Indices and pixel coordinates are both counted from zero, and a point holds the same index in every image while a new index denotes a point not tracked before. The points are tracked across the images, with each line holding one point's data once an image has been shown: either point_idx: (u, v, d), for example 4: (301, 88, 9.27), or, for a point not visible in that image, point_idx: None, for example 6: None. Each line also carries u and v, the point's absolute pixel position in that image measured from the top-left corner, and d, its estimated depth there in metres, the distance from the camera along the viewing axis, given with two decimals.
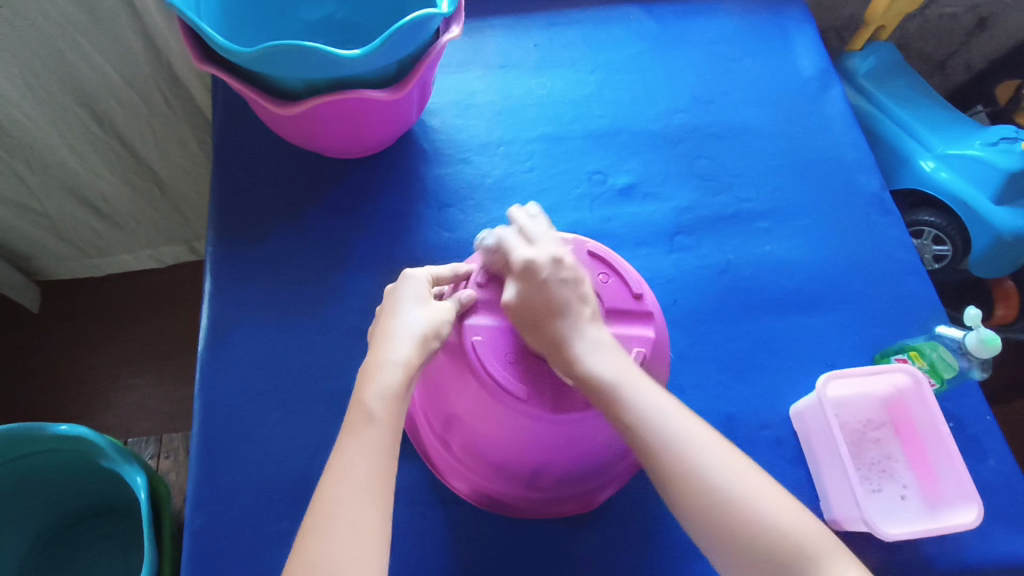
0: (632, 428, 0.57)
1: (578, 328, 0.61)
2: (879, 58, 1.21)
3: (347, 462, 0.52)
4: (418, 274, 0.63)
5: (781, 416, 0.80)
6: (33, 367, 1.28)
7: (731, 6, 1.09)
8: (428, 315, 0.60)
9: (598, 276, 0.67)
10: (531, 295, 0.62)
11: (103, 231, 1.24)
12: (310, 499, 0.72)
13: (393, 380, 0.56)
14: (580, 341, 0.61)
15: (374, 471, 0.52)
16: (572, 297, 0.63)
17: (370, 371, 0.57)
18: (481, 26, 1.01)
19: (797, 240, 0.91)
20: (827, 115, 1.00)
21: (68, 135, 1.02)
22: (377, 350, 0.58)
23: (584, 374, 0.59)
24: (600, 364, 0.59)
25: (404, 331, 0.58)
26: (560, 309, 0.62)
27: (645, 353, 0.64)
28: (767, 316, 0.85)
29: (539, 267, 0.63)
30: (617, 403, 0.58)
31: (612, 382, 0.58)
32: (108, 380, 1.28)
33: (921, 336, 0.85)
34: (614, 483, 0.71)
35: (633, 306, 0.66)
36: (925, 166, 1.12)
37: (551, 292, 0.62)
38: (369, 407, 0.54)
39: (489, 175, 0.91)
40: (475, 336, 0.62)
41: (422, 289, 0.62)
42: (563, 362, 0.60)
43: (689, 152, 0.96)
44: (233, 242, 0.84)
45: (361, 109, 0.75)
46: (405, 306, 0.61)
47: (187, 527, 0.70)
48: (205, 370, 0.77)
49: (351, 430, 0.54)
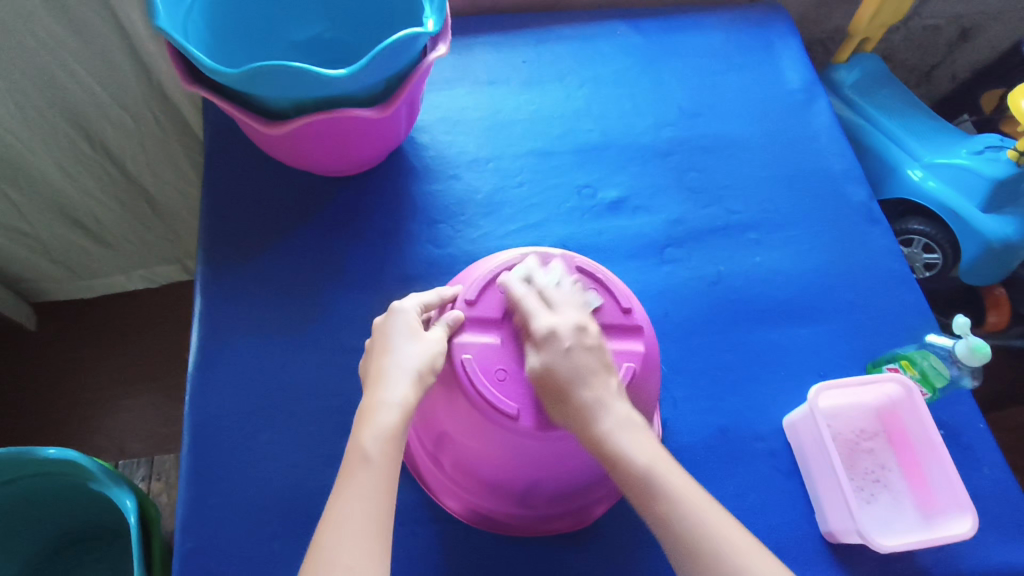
0: (658, 502, 0.56)
1: (609, 400, 0.59)
2: (865, 69, 1.22)
3: (345, 509, 0.51)
4: (406, 307, 0.62)
5: (775, 427, 0.79)
6: (26, 391, 1.27)
7: (716, 21, 1.10)
8: (422, 349, 0.59)
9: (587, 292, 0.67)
10: (559, 372, 0.60)
11: (95, 252, 1.23)
12: (300, 520, 0.71)
13: (390, 421, 0.55)
14: (606, 413, 0.58)
15: (372, 515, 0.51)
16: (595, 365, 0.60)
17: (366, 414, 0.56)
18: (469, 43, 1.02)
19: (787, 251, 0.91)
20: (813, 127, 1.02)
21: (60, 154, 1.02)
22: (373, 392, 0.57)
23: (612, 441, 0.57)
24: (631, 439, 0.58)
25: (398, 369, 0.58)
26: (582, 378, 0.59)
27: (635, 368, 0.63)
28: (759, 327, 0.85)
29: (562, 341, 0.61)
30: (646, 476, 0.57)
31: (646, 467, 0.57)
32: (100, 402, 1.27)
33: (912, 345, 0.85)
34: (609, 498, 0.71)
35: (622, 321, 0.65)
36: (913, 175, 1.14)
37: (579, 360, 0.60)
38: (366, 450, 0.54)
39: (479, 190, 0.91)
40: (464, 355, 0.62)
41: (412, 322, 0.61)
42: (581, 425, 0.58)
43: (677, 165, 0.96)
44: (223, 261, 0.83)
45: (349, 128, 0.75)
46: (397, 341, 0.60)
47: (177, 551, 0.69)
48: (194, 392, 0.76)
49: (347, 474, 0.53)
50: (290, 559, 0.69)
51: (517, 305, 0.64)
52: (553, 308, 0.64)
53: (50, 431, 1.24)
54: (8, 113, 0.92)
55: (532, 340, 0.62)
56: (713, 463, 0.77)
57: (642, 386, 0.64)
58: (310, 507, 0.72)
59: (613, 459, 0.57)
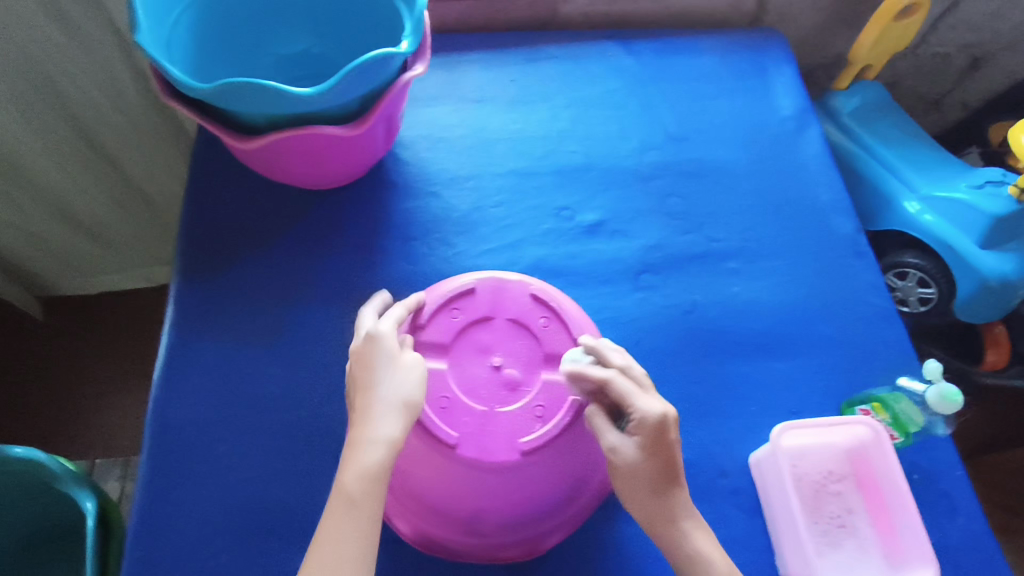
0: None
1: (674, 501, 0.60)
2: (865, 97, 1.20)
3: (329, 547, 0.52)
4: (385, 332, 0.61)
5: (741, 463, 0.78)
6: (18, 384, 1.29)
7: (711, 45, 1.09)
8: (407, 379, 0.59)
9: (539, 322, 0.68)
10: (631, 481, 0.59)
11: (97, 253, 1.24)
12: (250, 534, 0.71)
13: (376, 459, 0.55)
14: (668, 509, 0.59)
15: (358, 557, 0.52)
16: (656, 472, 0.59)
17: (353, 449, 0.56)
18: (457, 60, 1.02)
19: (766, 282, 0.90)
20: (803, 156, 1.00)
21: (63, 159, 1.03)
22: (360, 426, 0.57)
23: (677, 534, 0.59)
24: (695, 531, 0.60)
25: (384, 404, 0.57)
26: (650, 484, 0.59)
27: (580, 402, 0.64)
28: (731, 359, 0.84)
29: (629, 456, 0.59)
30: (697, 565, 0.59)
31: (704, 564, 0.59)
32: (91, 399, 1.29)
33: (884, 388, 0.83)
34: (563, 528, 0.67)
35: (572, 353, 0.67)
36: (909, 208, 1.11)
37: (644, 473, 0.59)
38: (351, 488, 0.54)
39: (457, 209, 0.91)
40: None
41: (394, 350, 0.60)
42: (649, 519, 0.60)
43: (660, 190, 0.95)
44: (196, 269, 0.84)
45: (323, 144, 0.75)
46: (380, 370, 0.59)
47: (126, 559, 0.69)
48: (156, 399, 0.76)
49: (331, 512, 0.54)
50: (237, 572, 0.69)
51: (611, 383, 0.61)
52: (648, 394, 0.61)
53: (38, 426, 1.26)
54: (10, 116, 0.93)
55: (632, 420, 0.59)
56: None
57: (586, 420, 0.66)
58: (262, 520, 0.71)
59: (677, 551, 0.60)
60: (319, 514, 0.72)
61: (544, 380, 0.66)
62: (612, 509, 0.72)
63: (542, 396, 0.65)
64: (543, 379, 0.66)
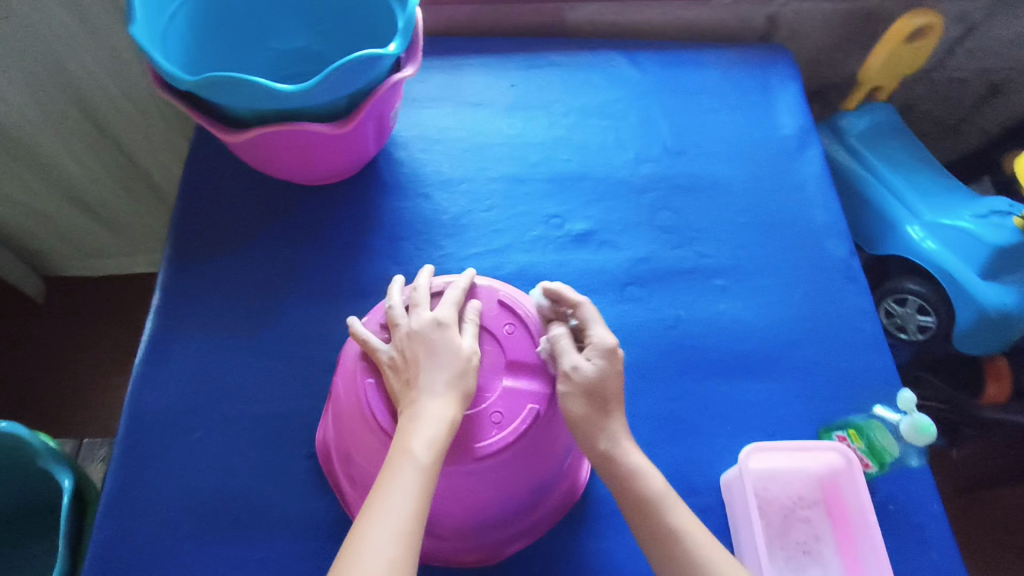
0: (642, 511, 0.60)
1: (610, 423, 0.62)
2: (874, 119, 1.16)
3: (386, 506, 0.52)
4: (448, 318, 0.62)
5: (712, 483, 0.77)
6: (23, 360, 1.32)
7: (717, 59, 1.09)
8: (468, 364, 0.60)
9: (504, 326, 0.65)
10: (585, 400, 0.61)
11: (104, 235, 1.26)
12: (216, 520, 0.72)
13: (438, 433, 0.56)
14: (603, 428, 0.61)
15: (412, 518, 0.52)
16: (608, 393, 0.62)
17: (413, 420, 0.57)
18: (459, 63, 1.03)
19: (752, 301, 0.89)
20: (801, 175, 0.99)
21: (72, 142, 1.06)
22: (421, 399, 0.58)
23: (608, 456, 0.61)
24: (625, 451, 0.62)
25: (448, 383, 0.58)
26: (598, 403, 0.61)
27: (538, 411, 0.61)
28: (711, 377, 0.83)
29: (591, 374, 0.61)
30: (630, 484, 0.61)
31: (638, 479, 0.61)
32: (97, 379, 1.32)
33: (860, 415, 0.81)
34: (525, 536, 0.69)
35: (536, 360, 0.64)
36: (912, 234, 1.06)
37: (600, 391, 0.61)
38: (414, 453, 0.55)
39: (447, 211, 0.91)
40: (368, 378, 0.62)
41: (457, 335, 0.61)
42: (585, 441, 0.62)
43: (652, 203, 0.95)
44: (187, 258, 0.86)
45: (309, 141, 0.76)
46: (444, 351, 0.60)
47: (95, 537, 0.70)
48: (137, 383, 0.78)
49: (387, 480, 0.54)
50: (201, 557, 0.70)
51: (579, 310, 0.65)
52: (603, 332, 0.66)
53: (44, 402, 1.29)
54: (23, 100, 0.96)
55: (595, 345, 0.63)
56: None
57: (546, 430, 0.62)
58: (229, 507, 0.73)
59: (609, 472, 0.62)
60: (287, 505, 0.73)
61: (503, 387, 0.62)
62: (576, 521, 0.71)
63: (500, 403, 0.62)
64: (503, 386, 0.63)
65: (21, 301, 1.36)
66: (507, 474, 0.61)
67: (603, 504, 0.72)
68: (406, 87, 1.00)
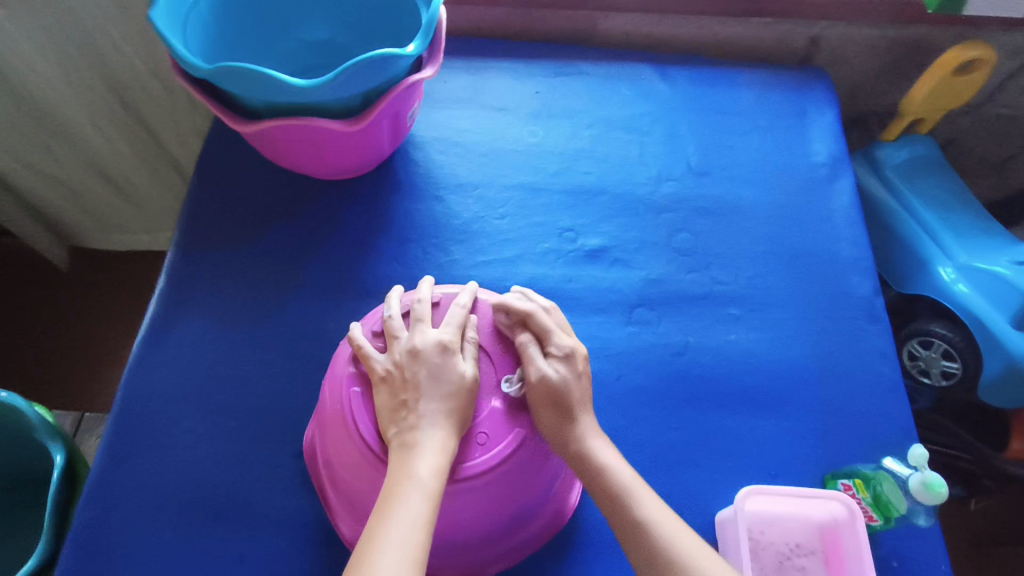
0: (614, 507, 0.58)
1: (579, 425, 0.60)
2: (913, 152, 1.10)
3: (388, 530, 0.50)
4: (448, 337, 0.60)
5: (706, 521, 0.74)
6: (37, 331, 1.32)
7: (751, 79, 1.05)
8: (468, 389, 0.58)
9: (497, 345, 0.63)
10: (551, 409, 0.59)
11: (125, 209, 1.26)
12: (198, 512, 0.71)
13: (438, 461, 0.54)
14: (573, 428, 0.60)
15: (419, 545, 0.50)
16: (575, 397, 0.60)
17: (413, 446, 0.55)
18: (485, 66, 1.01)
19: (767, 334, 0.85)
20: (830, 206, 0.95)
21: (99, 119, 1.05)
22: (422, 422, 0.56)
23: (578, 453, 0.60)
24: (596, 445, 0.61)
25: (447, 408, 0.57)
26: (565, 410, 0.60)
27: (525, 435, 0.59)
28: (716, 410, 0.80)
29: (557, 381, 0.60)
30: (601, 478, 0.59)
31: (610, 475, 0.59)
32: (106, 356, 1.31)
33: (870, 465, 0.77)
34: (506, 559, 0.65)
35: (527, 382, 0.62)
36: (943, 275, 1.00)
37: (566, 397, 0.60)
38: (416, 479, 0.53)
39: (459, 216, 0.90)
40: (354, 387, 0.61)
41: (457, 357, 0.59)
42: (556, 444, 0.60)
43: (670, 223, 0.92)
44: (195, 244, 0.85)
45: (323, 136, 0.75)
46: (445, 373, 0.58)
47: (76, 518, 0.70)
48: (134, 366, 0.78)
49: (393, 500, 0.51)
50: (180, 548, 0.69)
51: (529, 316, 0.63)
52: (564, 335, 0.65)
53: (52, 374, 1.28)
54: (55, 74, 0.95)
55: (552, 350, 0.62)
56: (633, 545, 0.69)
57: (533, 455, 0.60)
58: (212, 500, 0.72)
59: (581, 469, 0.60)
60: (270, 503, 0.72)
61: (492, 408, 0.60)
62: (561, 549, 0.69)
63: (487, 424, 0.60)
64: (492, 407, 0.61)
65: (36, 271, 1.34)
66: (487, 498, 0.59)
67: (592, 531, 0.70)
68: (428, 87, 0.99)
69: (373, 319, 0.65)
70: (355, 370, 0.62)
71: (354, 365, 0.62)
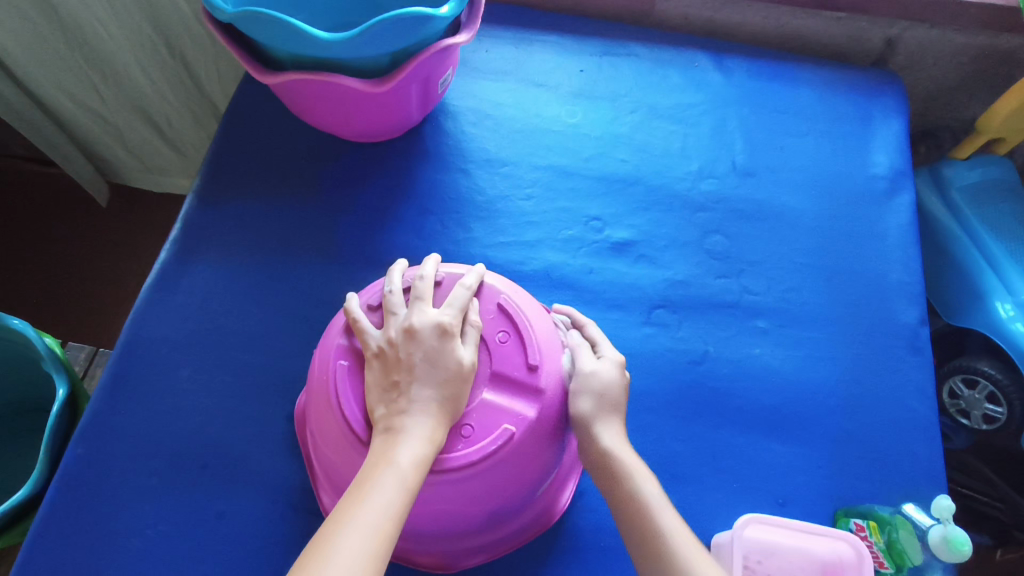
0: (628, 511, 0.54)
1: (613, 426, 0.58)
2: (986, 174, 1.01)
3: (357, 511, 0.46)
4: (448, 319, 0.56)
5: (702, 542, 0.70)
6: (54, 266, 1.26)
7: (816, 78, 0.97)
8: (463, 375, 0.55)
9: (497, 333, 0.60)
10: (592, 404, 0.59)
11: (167, 154, 1.19)
12: (184, 463, 0.71)
13: (420, 451, 0.50)
14: (605, 425, 0.58)
15: (390, 534, 0.46)
16: (617, 400, 0.60)
17: (396, 433, 0.51)
18: (531, 38, 0.96)
19: (794, 353, 0.80)
20: (884, 223, 0.88)
21: (143, 58, 0.98)
22: (410, 409, 0.52)
23: (605, 453, 0.57)
24: (625, 453, 0.57)
25: (439, 396, 0.53)
26: (606, 407, 0.59)
27: (512, 434, 0.56)
28: (727, 427, 0.75)
29: (605, 378, 0.60)
30: (623, 484, 0.55)
31: (630, 488, 0.55)
32: (119, 298, 1.26)
33: (886, 506, 0.72)
34: (484, 552, 0.64)
35: (524, 377, 0.58)
36: (1001, 311, 0.90)
37: (610, 396, 0.59)
38: (397, 467, 0.49)
39: (483, 192, 0.86)
40: (341, 360, 0.59)
41: (455, 341, 0.55)
42: (584, 439, 0.58)
43: (705, 224, 0.86)
44: (214, 193, 0.84)
45: (348, 95, 0.73)
46: (442, 357, 0.54)
47: (66, 454, 0.70)
48: (141, 309, 0.77)
49: (370, 484, 0.48)
50: (162, 497, 0.69)
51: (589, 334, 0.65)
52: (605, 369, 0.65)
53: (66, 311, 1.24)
54: (101, 8, 0.89)
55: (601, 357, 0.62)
56: (622, 558, 0.67)
57: (517, 456, 0.56)
58: (200, 453, 0.71)
59: (602, 472, 0.57)
60: (256, 462, 0.71)
61: (483, 400, 0.57)
62: (543, 548, 0.66)
63: (475, 415, 0.57)
64: (484, 398, 0.57)
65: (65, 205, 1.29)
66: (464, 493, 0.56)
67: (581, 537, 0.67)
68: (469, 54, 0.95)
69: (372, 292, 0.63)
70: (346, 342, 0.60)
71: (346, 338, 0.60)
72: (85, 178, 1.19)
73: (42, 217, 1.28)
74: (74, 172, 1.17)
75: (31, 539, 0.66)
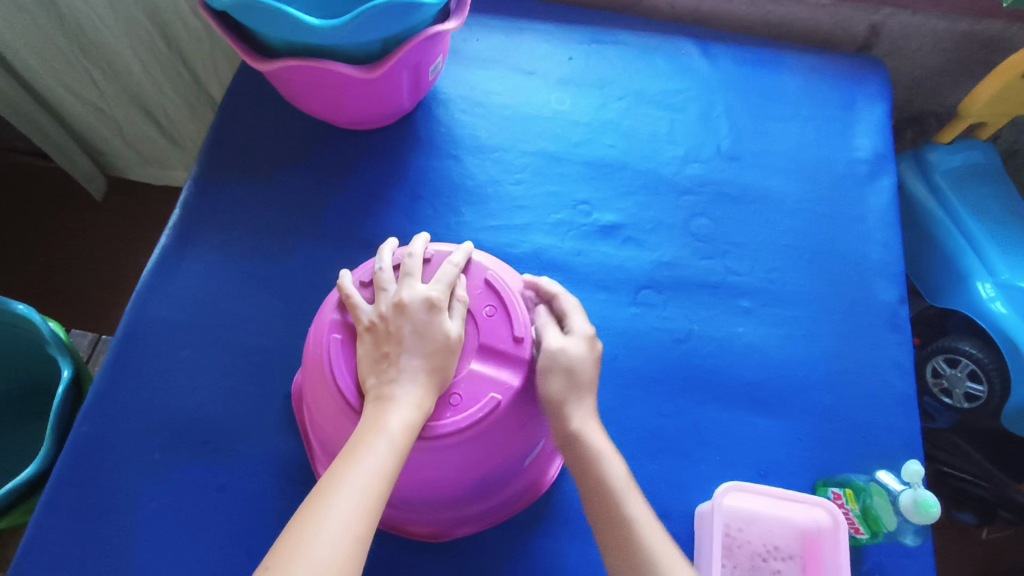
0: (592, 483, 0.58)
1: (581, 407, 0.60)
2: (968, 158, 1.02)
3: (348, 473, 0.49)
4: (436, 293, 0.59)
5: (686, 511, 0.72)
6: (54, 256, 1.28)
7: (801, 64, 0.99)
8: (449, 346, 0.57)
9: (484, 308, 0.62)
10: (564, 379, 0.60)
11: (163, 145, 1.21)
12: (185, 440, 0.73)
13: (408, 417, 0.53)
14: (576, 407, 0.60)
15: (379, 494, 0.48)
16: (586, 375, 0.61)
17: (385, 401, 0.54)
18: (520, 26, 0.98)
19: (776, 331, 0.82)
20: (865, 206, 0.90)
21: (140, 50, 1.00)
22: (399, 379, 0.54)
23: (574, 434, 0.59)
24: (592, 434, 0.60)
25: (427, 366, 0.56)
26: (575, 385, 0.60)
27: (498, 402, 0.58)
28: (712, 402, 0.78)
29: (574, 355, 0.61)
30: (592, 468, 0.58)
31: (595, 462, 0.58)
32: (117, 287, 1.28)
33: (864, 476, 0.74)
34: (475, 521, 0.66)
35: (509, 349, 0.61)
36: (981, 291, 0.92)
37: (577, 370, 0.60)
38: (388, 433, 0.51)
39: (474, 177, 0.88)
40: (335, 334, 0.61)
41: (442, 314, 0.58)
42: (555, 416, 0.60)
43: (691, 207, 0.88)
44: (211, 180, 0.86)
45: (341, 82, 0.74)
46: (430, 330, 0.56)
47: (73, 431, 0.72)
48: (142, 292, 0.79)
49: (361, 448, 0.50)
50: (164, 473, 0.71)
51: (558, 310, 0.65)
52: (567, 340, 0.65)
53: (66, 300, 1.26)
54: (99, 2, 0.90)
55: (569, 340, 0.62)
56: None
57: (504, 424, 0.59)
58: (201, 430, 0.74)
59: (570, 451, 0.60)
60: (255, 439, 0.74)
61: (470, 370, 0.60)
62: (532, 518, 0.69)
63: (463, 385, 0.59)
64: (471, 369, 0.60)
65: (67, 198, 1.31)
66: (453, 459, 0.58)
67: (567, 507, 0.70)
68: (460, 43, 0.96)
69: (364, 270, 0.65)
70: (339, 317, 0.62)
71: (339, 313, 0.62)
72: (82, 171, 1.22)
73: (44, 208, 1.30)
74: (72, 164, 1.19)
75: (40, 512, 0.68)
